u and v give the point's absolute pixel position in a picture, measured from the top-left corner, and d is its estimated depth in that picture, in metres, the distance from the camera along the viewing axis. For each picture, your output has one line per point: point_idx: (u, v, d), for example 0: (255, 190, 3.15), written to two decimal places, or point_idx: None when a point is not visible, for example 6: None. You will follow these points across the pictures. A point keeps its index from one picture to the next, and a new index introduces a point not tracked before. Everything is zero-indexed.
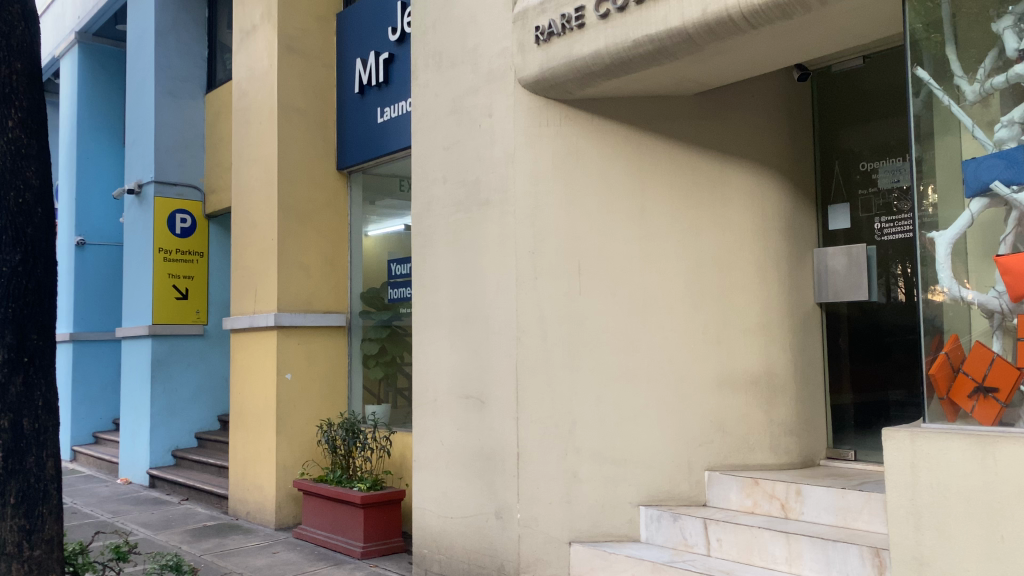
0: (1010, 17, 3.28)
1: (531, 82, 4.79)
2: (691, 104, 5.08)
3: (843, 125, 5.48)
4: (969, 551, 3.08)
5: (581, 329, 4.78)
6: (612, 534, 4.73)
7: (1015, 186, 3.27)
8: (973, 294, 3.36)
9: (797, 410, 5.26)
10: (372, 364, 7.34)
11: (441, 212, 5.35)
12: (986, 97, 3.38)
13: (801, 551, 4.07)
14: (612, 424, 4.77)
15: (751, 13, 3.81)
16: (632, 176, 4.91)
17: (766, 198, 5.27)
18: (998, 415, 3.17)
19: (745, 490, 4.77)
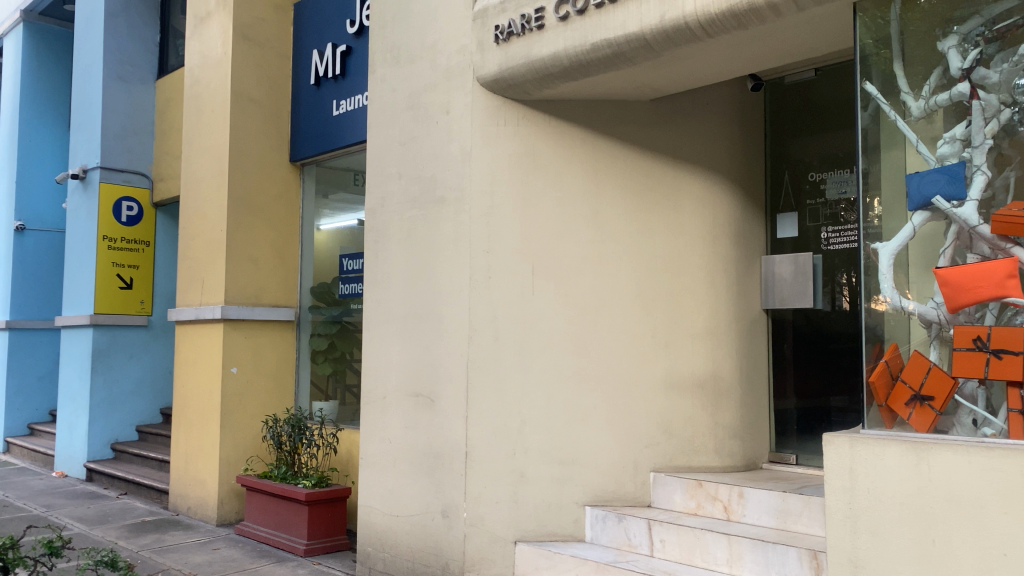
0: (954, 36, 3.40)
1: (490, 81, 4.80)
2: (647, 109, 5.13)
3: (793, 136, 5.59)
4: (902, 553, 3.17)
5: (532, 328, 4.81)
6: (557, 534, 4.76)
7: (956, 202, 3.38)
8: (913, 305, 3.45)
9: (742, 414, 5.36)
10: (321, 360, 7.27)
11: (395, 208, 5.32)
12: (930, 113, 3.47)
13: (742, 552, 4.14)
14: (561, 424, 4.80)
15: (708, 23, 3.87)
16: (587, 179, 4.95)
17: (718, 203, 5.35)
18: (933, 423, 3.28)
19: (689, 492, 4.83)
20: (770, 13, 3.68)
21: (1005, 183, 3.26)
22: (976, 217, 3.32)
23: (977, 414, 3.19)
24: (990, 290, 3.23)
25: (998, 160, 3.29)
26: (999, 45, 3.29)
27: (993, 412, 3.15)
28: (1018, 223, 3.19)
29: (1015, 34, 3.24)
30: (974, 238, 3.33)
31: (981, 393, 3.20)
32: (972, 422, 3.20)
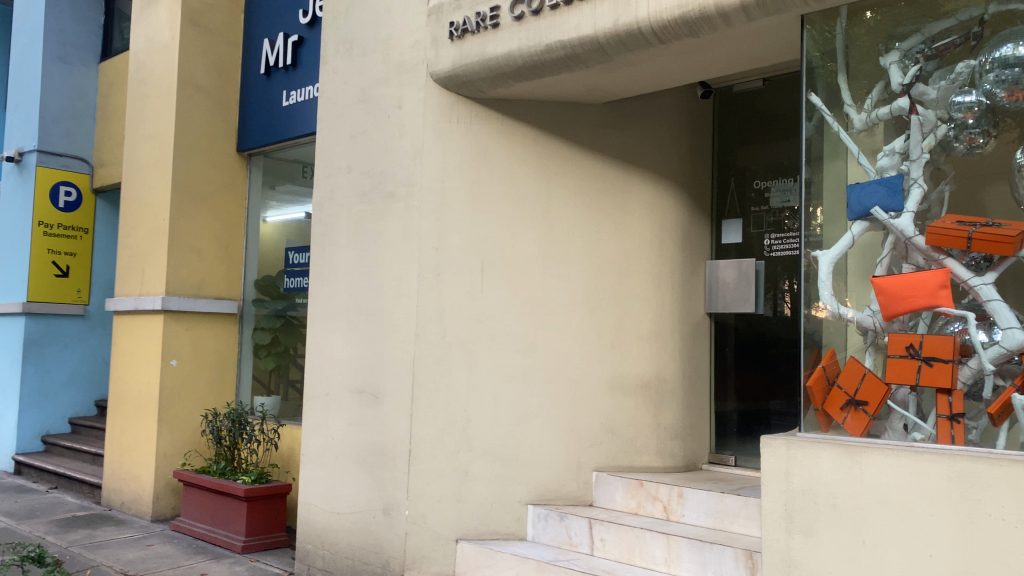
0: (896, 52, 3.51)
1: (443, 77, 4.78)
2: (598, 112, 5.17)
3: (740, 144, 5.69)
4: (834, 553, 3.26)
5: (479, 327, 4.82)
6: (499, 532, 4.78)
7: (893, 213, 3.48)
8: (851, 312, 3.54)
9: (683, 415, 5.43)
10: (263, 355, 7.14)
11: (343, 202, 5.25)
12: (871, 126, 3.57)
13: (680, 552, 4.20)
14: (505, 423, 4.81)
15: (660, 29, 3.91)
16: (538, 180, 4.97)
17: (666, 208, 5.42)
18: (867, 427, 3.37)
19: (630, 492, 4.89)
20: (720, 22, 3.75)
21: (940, 197, 3.38)
22: (912, 229, 3.43)
23: (908, 419, 3.29)
24: (923, 300, 3.34)
25: (934, 174, 3.41)
26: (937, 63, 3.42)
27: (923, 417, 3.27)
28: (951, 236, 3.31)
29: (952, 53, 3.38)
30: (909, 248, 3.43)
31: (912, 398, 3.30)
32: (903, 427, 3.29)
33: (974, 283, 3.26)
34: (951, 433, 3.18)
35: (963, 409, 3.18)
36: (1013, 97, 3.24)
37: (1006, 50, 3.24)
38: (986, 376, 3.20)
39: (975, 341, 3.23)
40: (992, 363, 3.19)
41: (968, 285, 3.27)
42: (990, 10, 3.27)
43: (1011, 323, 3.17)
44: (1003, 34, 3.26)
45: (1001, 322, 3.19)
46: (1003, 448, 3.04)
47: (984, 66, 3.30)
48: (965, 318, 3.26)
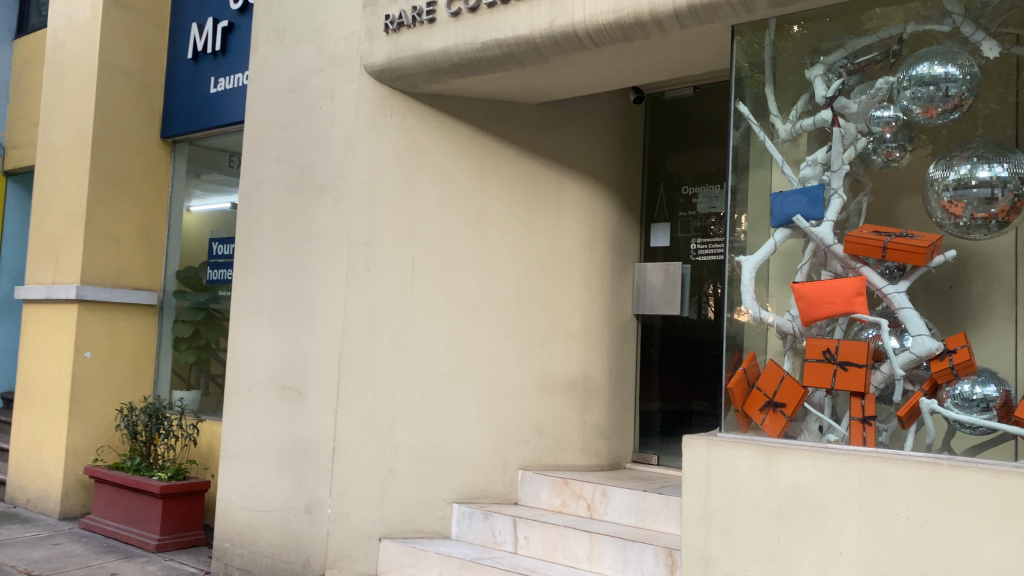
0: (821, 66, 3.63)
1: (377, 70, 4.72)
2: (532, 112, 5.20)
3: (670, 150, 5.78)
4: (750, 552, 3.35)
5: (408, 324, 4.78)
6: (423, 531, 4.75)
7: (814, 222, 3.60)
8: (772, 317, 3.64)
9: (609, 415, 5.51)
10: (184, 348, 6.92)
11: (270, 194, 5.12)
12: (795, 136, 3.68)
13: (602, 550, 4.25)
14: (432, 421, 4.79)
15: (595, 32, 3.95)
16: (471, 178, 4.96)
17: (597, 210, 5.48)
18: (784, 428, 3.48)
19: (555, 490, 4.93)
20: (654, 29, 3.81)
21: (858, 207, 3.52)
22: (831, 237, 3.55)
23: (823, 421, 3.41)
24: (840, 306, 3.46)
25: (853, 185, 3.55)
26: (859, 78, 3.55)
27: (837, 419, 3.38)
28: (867, 245, 3.43)
29: (873, 68, 3.51)
30: (828, 256, 3.55)
31: (828, 401, 3.42)
32: (818, 429, 3.41)
33: (888, 290, 3.39)
34: (863, 435, 3.29)
35: (875, 412, 3.31)
36: (928, 114, 3.37)
37: (922, 68, 3.37)
38: (896, 380, 3.34)
39: (887, 347, 3.37)
40: (902, 368, 3.33)
41: (882, 292, 3.40)
42: (908, 29, 3.41)
43: (921, 331, 3.31)
44: (920, 53, 3.39)
45: (912, 328, 3.33)
46: (910, 449, 3.18)
47: (901, 82, 3.42)
48: (879, 325, 3.39)
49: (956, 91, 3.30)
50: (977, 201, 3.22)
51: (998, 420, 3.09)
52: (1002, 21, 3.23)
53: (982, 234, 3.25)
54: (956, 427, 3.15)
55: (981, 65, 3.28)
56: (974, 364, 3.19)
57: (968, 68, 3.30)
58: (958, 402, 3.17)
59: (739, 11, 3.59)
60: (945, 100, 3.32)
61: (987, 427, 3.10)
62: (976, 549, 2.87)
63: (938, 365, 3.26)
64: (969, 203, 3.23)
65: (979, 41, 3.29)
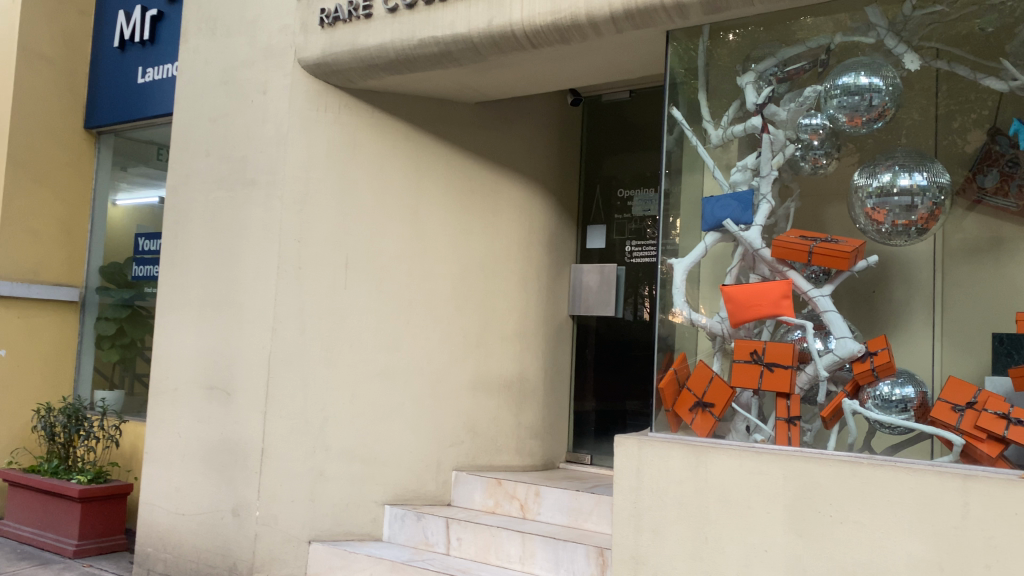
0: (752, 73, 3.70)
1: (312, 64, 4.64)
2: (469, 112, 5.20)
3: (606, 153, 5.83)
4: (678, 550, 3.40)
5: (341, 323, 4.71)
6: (354, 533, 4.70)
7: (743, 225, 3.67)
8: (704, 319, 3.69)
9: (543, 415, 5.54)
10: (107, 347, 6.68)
11: (199, 188, 4.98)
12: (726, 142, 3.74)
13: (535, 550, 4.25)
14: (365, 421, 4.75)
15: (532, 33, 3.95)
16: (406, 177, 4.93)
17: (533, 211, 5.50)
18: (712, 428, 3.54)
19: (488, 491, 4.93)
20: (591, 31, 3.83)
21: (786, 213, 3.58)
22: (759, 241, 3.63)
23: (750, 421, 3.48)
24: (768, 308, 3.54)
25: (781, 191, 3.62)
26: (788, 86, 3.63)
27: (763, 419, 3.46)
28: (794, 249, 3.52)
29: (801, 77, 3.59)
30: (756, 260, 3.63)
31: (755, 402, 3.49)
32: (745, 429, 3.48)
33: (813, 294, 3.48)
34: (788, 434, 3.38)
35: (800, 413, 3.40)
36: (853, 123, 3.47)
37: (848, 79, 3.46)
38: (820, 381, 3.42)
39: (812, 349, 3.45)
40: (826, 369, 3.42)
41: (808, 296, 3.48)
42: (835, 40, 3.51)
43: (844, 333, 3.40)
44: (846, 63, 3.49)
45: (836, 331, 3.42)
46: (833, 449, 3.27)
47: (828, 91, 3.51)
48: (805, 327, 3.48)
49: (880, 101, 3.41)
50: (898, 208, 3.31)
51: (915, 420, 3.20)
52: (923, 35, 3.35)
53: (903, 240, 3.34)
54: (876, 427, 3.24)
55: (903, 77, 3.39)
56: (894, 366, 3.28)
57: (891, 80, 3.41)
58: (879, 403, 3.26)
59: (673, 17, 3.63)
60: (869, 109, 3.42)
61: (905, 427, 3.20)
62: (894, 545, 2.96)
63: (861, 367, 3.34)
64: (891, 210, 3.33)
65: (902, 54, 3.39)
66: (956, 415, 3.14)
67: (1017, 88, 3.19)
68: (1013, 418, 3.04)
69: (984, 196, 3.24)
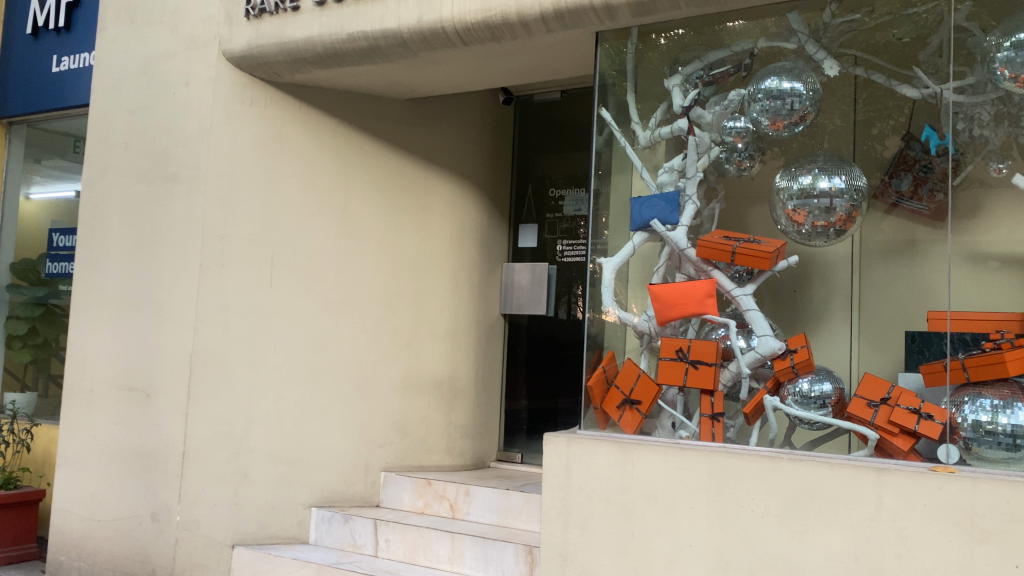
0: (679, 76, 3.77)
1: (237, 56, 4.51)
2: (399, 109, 5.15)
3: (538, 152, 5.85)
4: (605, 547, 3.43)
5: (267, 322, 4.60)
6: (279, 536, 4.61)
7: (669, 226, 3.73)
8: (637, 318, 3.72)
9: (473, 414, 5.53)
10: (17, 347, 6.38)
11: (117, 182, 4.79)
12: (654, 143, 3.79)
13: (463, 549, 4.23)
14: (291, 422, 4.66)
15: (463, 30, 3.92)
16: (335, 173, 4.86)
17: (464, 209, 5.49)
18: (639, 425, 3.60)
19: (418, 491, 4.90)
20: (521, 30, 3.83)
21: (711, 213, 3.65)
22: (685, 241, 3.69)
23: (675, 418, 3.54)
24: (692, 307, 3.61)
25: (707, 193, 3.69)
26: (713, 89, 3.71)
27: (688, 416, 3.52)
28: (717, 249, 3.60)
29: (726, 81, 3.67)
30: (682, 259, 3.69)
31: (680, 399, 3.56)
32: (671, 425, 3.54)
33: (736, 293, 3.55)
34: (712, 430, 3.45)
35: (723, 409, 3.47)
36: (776, 126, 3.55)
37: (770, 83, 3.55)
38: (743, 378, 3.50)
39: (735, 347, 3.53)
40: (749, 367, 3.50)
41: (731, 295, 3.56)
42: (759, 45, 3.60)
43: (765, 332, 3.48)
44: (769, 68, 3.57)
45: (757, 329, 3.50)
46: (755, 444, 3.33)
47: (752, 95, 3.60)
48: (728, 325, 3.55)
49: (801, 106, 3.50)
50: (818, 210, 3.39)
51: (832, 415, 3.29)
52: (842, 42, 3.46)
53: (822, 241, 3.40)
54: (796, 423, 3.33)
55: (822, 82, 3.49)
56: (813, 364, 3.37)
57: (812, 85, 3.49)
58: (798, 400, 3.35)
59: (603, 18, 3.67)
60: (791, 113, 3.51)
61: (823, 423, 3.29)
62: (812, 537, 3.04)
63: (781, 364, 3.43)
64: (811, 211, 3.40)
65: (822, 60, 3.49)
66: (871, 410, 3.24)
67: (928, 96, 3.30)
68: (923, 413, 3.16)
69: (901, 199, 3.32)
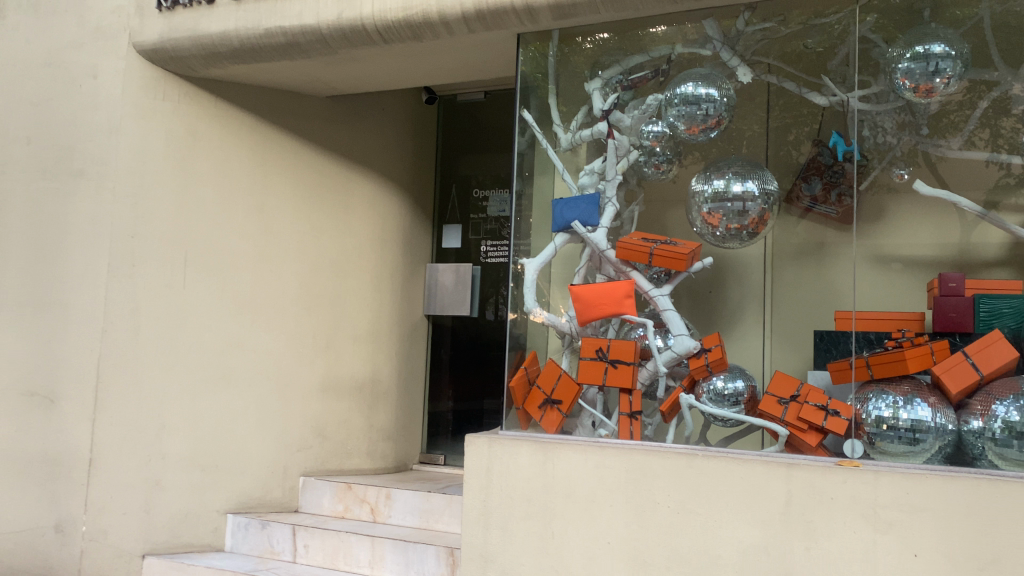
0: (599, 79, 3.81)
1: (148, 49, 4.36)
2: (319, 106, 5.07)
3: (461, 153, 5.84)
4: (524, 547, 3.44)
5: (180, 324, 4.46)
6: (193, 544, 4.48)
7: (590, 227, 3.77)
8: (564, 318, 3.73)
9: (395, 416, 5.50)
10: None
11: (19, 177, 4.48)
12: (575, 146, 3.82)
13: (384, 553, 4.18)
14: (205, 426, 4.53)
15: (384, 28, 3.89)
16: (252, 171, 4.76)
17: (386, 210, 5.44)
18: (560, 424, 3.64)
19: (338, 495, 4.83)
20: (442, 30, 3.82)
21: (631, 215, 3.71)
22: (605, 242, 3.73)
23: (595, 417, 3.59)
24: (611, 307, 3.65)
25: (627, 195, 3.74)
26: (632, 93, 3.76)
27: (608, 415, 3.58)
28: (636, 250, 3.66)
29: (644, 85, 3.73)
30: (602, 260, 3.74)
31: (600, 398, 3.60)
32: (591, 424, 3.59)
33: (654, 294, 3.61)
34: (630, 428, 3.51)
35: (641, 408, 3.53)
36: (691, 131, 3.63)
37: (686, 88, 3.62)
38: (660, 377, 3.55)
39: (652, 346, 3.58)
40: (665, 366, 3.56)
41: (649, 295, 3.62)
42: (676, 49, 3.67)
43: (681, 331, 3.55)
44: (685, 73, 3.65)
45: (674, 329, 3.57)
46: (671, 441, 3.41)
47: (668, 100, 3.67)
48: (646, 325, 3.61)
49: (715, 111, 3.58)
50: (732, 213, 3.48)
51: (744, 412, 3.38)
52: (756, 49, 3.55)
53: (737, 243, 3.50)
54: (710, 420, 3.41)
55: (736, 88, 3.58)
56: (726, 362, 3.45)
57: (726, 90, 3.58)
58: (712, 397, 3.43)
59: (523, 20, 3.68)
60: (706, 118, 3.59)
61: (736, 419, 3.38)
62: (725, 532, 3.11)
63: (696, 363, 3.50)
64: (725, 214, 3.49)
65: (736, 66, 3.58)
66: (781, 407, 3.32)
67: (837, 103, 3.42)
68: (831, 409, 3.25)
69: (814, 204, 3.41)
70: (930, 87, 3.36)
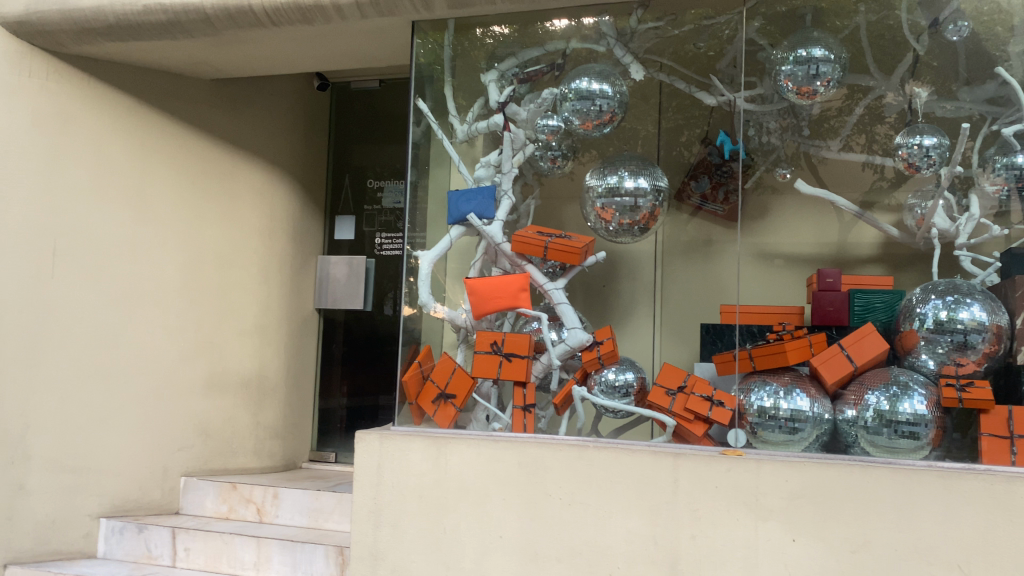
0: (495, 71, 3.78)
1: (12, 22, 4.05)
2: (204, 89, 4.85)
3: (356, 142, 5.71)
4: (416, 544, 3.39)
5: (48, 317, 4.17)
6: (62, 551, 4.20)
7: (486, 220, 3.73)
8: (464, 314, 3.69)
9: (284, 413, 5.33)
10: None
11: None
12: (471, 138, 3.78)
13: (270, 554, 4.05)
14: (76, 426, 4.25)
15: (272, 10, 3.74)
16: (129, 156, 4.50)
17: (275, 199, 5.25)
18: (454, 419, 3.59)
19: (222, 496, 4.64)
20: (334, 14, 3.71)
21: (527, 209, 3.72)
22: (501, 235, 3.72)
23: (489, 411, 3.56)
24: (506, 301, 3.64)
25: (523, 189, 3.74)
26: (528, 87, 3.75)
27: (502, 408, 3.55)
28: (531, 244, 3.66)
29: (541, 79, 3.72)
30: (498, 254, 3.72)
31: (494, 391, 3.58)
32: (485, 418, 3.56)
33: (549, 287, 3.62)
34: (524, 421, 3.50)
35: (535, 401, 3.53)
36: (585, 126, 3.66)
37: (580, 83, 3.63)
38: (553, 370, 3.56)
39: (546, 339, 3.59)
40: (559, 358, 3.57)
41: (544, 289, 3.62)
42: (571, 45, 3.66)
43: (575, 324, 3.56)
44: (580, 68, 3.65)
45: (568, 322, 3.58)
46: (563, 433, 3.41)
47: (564, 95, 3.68)
48: (541, 318, 3.61)
49: (608, 107, 3.61)
50: (624, 208, 3.52)
51: (634, 404, 3.42)
52: (648, 48, 3.61)
53: (629, 238, 3.55)
54: (602, 412, 3.44)
55: (629, 87, 3.64)
56: (617, 354, 3.50)
57: (619, 88, 3.62)
58: (604, 389, 3.47)
59: (418, 7, 3.62)
60: (599, 114, 3.62)
61: (626, 411, 3.42)
62: (615, 522, 3.15)
63: (588, 355, 3.52)
64: (617, 210, 3.53)
65: (628, 64, 3.64)
66: (669, 398, 3.38)
67: (724, 103, 3.52)
68: (716, 400, 3.33)
69: (704, 202, 3.51)
70: (811, 90, 3.49)
